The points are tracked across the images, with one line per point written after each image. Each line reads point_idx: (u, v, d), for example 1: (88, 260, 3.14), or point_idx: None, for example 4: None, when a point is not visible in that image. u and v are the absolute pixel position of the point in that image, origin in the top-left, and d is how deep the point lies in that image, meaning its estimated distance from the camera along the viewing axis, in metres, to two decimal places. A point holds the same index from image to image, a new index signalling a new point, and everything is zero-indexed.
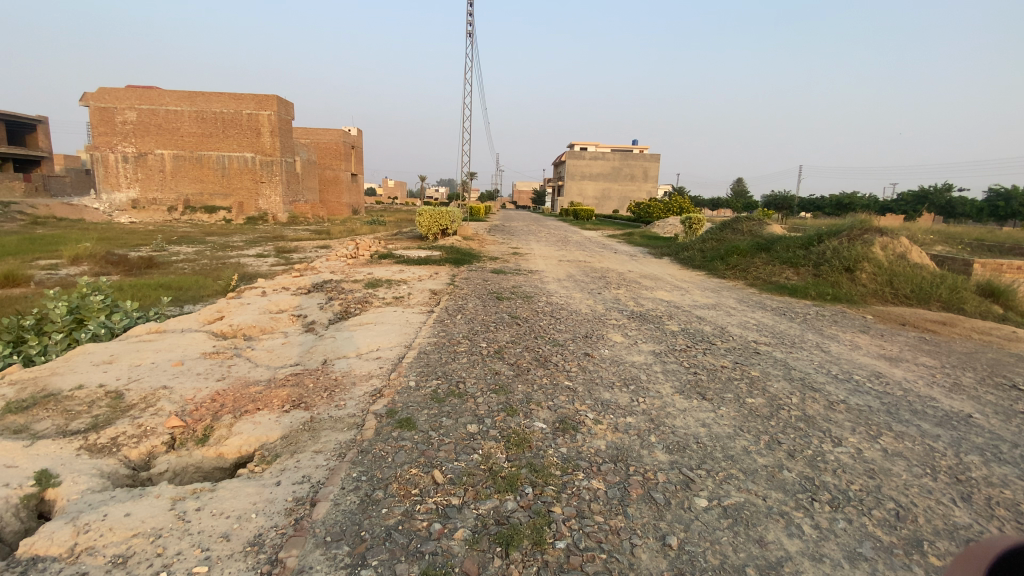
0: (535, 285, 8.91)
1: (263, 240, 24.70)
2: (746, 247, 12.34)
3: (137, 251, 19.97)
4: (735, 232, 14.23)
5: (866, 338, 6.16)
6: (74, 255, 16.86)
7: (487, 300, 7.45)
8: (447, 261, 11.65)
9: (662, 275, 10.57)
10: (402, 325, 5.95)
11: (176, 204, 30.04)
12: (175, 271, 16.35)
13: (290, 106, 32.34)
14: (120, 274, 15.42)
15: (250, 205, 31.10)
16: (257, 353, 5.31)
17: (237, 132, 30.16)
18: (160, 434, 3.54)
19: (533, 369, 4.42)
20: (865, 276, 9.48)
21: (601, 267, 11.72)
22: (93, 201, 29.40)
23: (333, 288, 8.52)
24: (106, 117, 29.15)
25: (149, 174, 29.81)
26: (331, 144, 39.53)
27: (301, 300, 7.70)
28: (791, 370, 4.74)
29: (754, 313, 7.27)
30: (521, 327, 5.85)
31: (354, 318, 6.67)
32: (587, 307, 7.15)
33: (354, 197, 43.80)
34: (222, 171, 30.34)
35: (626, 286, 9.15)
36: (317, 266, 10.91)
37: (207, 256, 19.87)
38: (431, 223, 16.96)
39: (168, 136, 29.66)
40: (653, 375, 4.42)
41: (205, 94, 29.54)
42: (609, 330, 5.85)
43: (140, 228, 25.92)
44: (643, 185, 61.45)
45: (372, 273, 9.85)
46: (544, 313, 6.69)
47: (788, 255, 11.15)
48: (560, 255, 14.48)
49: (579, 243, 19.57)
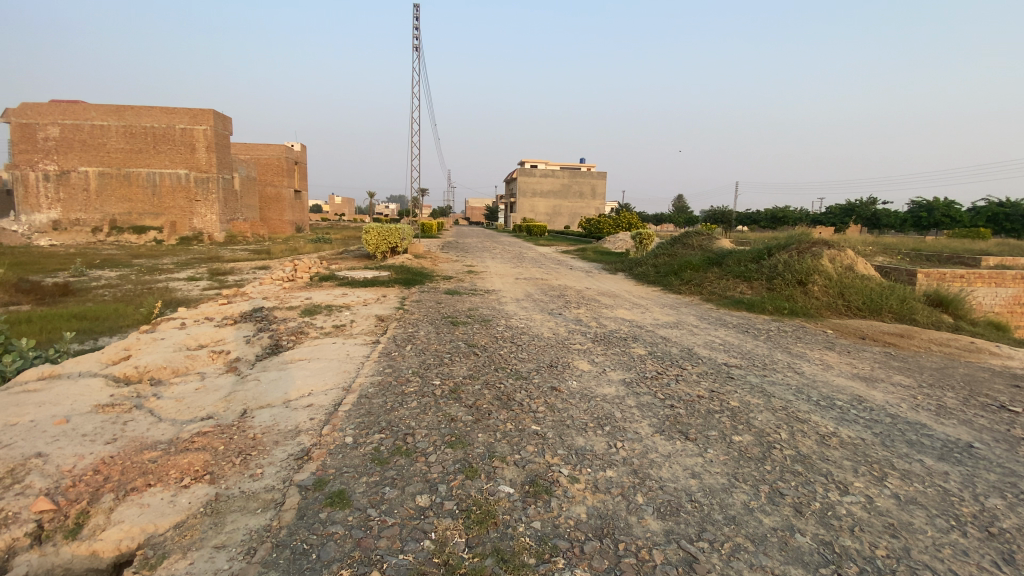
0: (492, 306, 8.35)
1: (197, 261, 22.88)
2: (698, 261, 12.31)
3: (51, 276, 17.93)
4: (686, 247, 14.27)
5: (835, 355, 5.99)
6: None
7: (441, 326, 6.81)
8: (396, 282, 10.89)
9: (620, 292, 10.28)
10: (340, 362, 5.24)
11: (101, 224, 27.47)
12: (93, 299, 14.67)
13: (227, 121, 30.58)
14: (27, 304, 13.63)
15: (184, 223, 28.79)
16: (162, 404, 4.40)
17: (169, 148, 28.09)
18: (24, 523, 2.50)
19: (495, 411, 3.83)
20: (818, 288, 9.53)
21: (559, 285, 11.33)
22: (9, 223, 26.64)
23: (265, 316, 7.60)
24: (26, 133, 26.56)
25: (71, 193, 27.16)
26: (272, 160, 37.72)
27: (225, 334, 6.77)
28: (771, 397, 4.39)
29: (721, 331, 7.01)
30: (479, 358, 5.24)
31: (285, 353, 5.86)
32: (549, 330, 6.65)
33: (298, 215, 41.93)
34: (153, 189, 28.13)
35: (586, 304, 8.75)
36: (249, 290, 9.86)
37: (132, 281, 18.06)
38: (379, 241, 16.09)
39: (94, 152, 27.26)
40: (628, 410, 3.92)
41: (135, 107, 27.49)
42: (575, 356, 5.35)
43: (58, 251, 23.51)
44: (593, 201, 62.63)
45: (311, 298, 8.97)
46: (504, 338, 6.11)
47: (741, 268, 11.12)
48: (515, 272, 14.01)
49: (533, 258, 19.19)
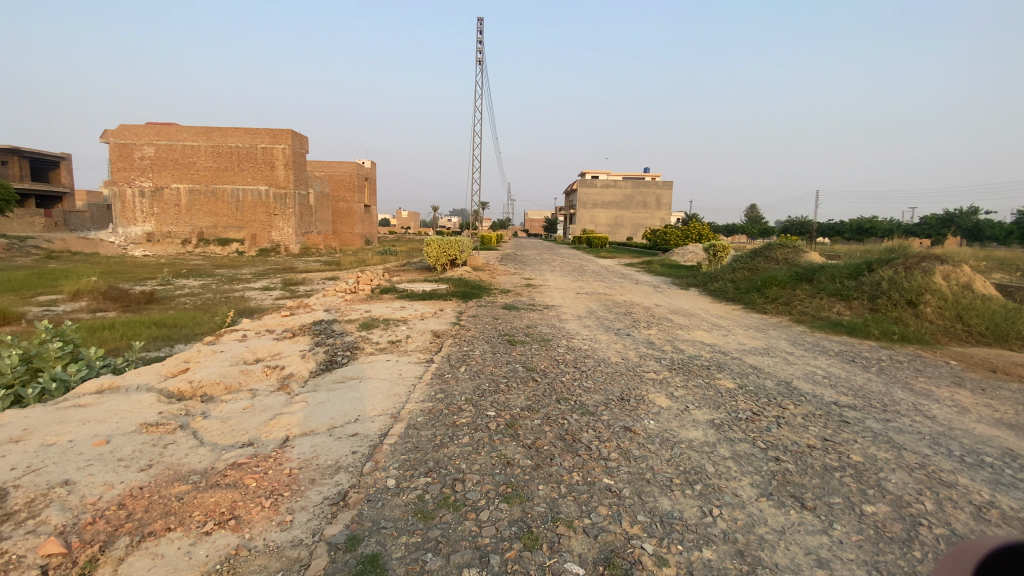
0: (552, 324, 7.79)
1: (271, 272, 24.04)
2: (783, 277, 11.14)
3: (143, 285, 19.40)
4: (768, 261, 13.03)
5: (973, 395, 4.92)
6: (76, 290, 16.23)
7: (498, 345, 6.34)
8: (455, 296, 10.61)
9: (694, 311, 9.42)
10: (392, 383, 4.84)
11: (190, 237, 29.68)
12: (175, 307, 15.58)
13: (303, 140, 32.28)
14: (117, 310, 14.66)
15: (263, 237, 30.51)
16: (207, 425, 4.22)
17: (251, 166, 29.99)
18: (26, 569, 2.26)
19: (558, 455, 3.27)
20: (932, 310, 8.20)
21: (624, 301, 10.61)
22: (111, 235, 29.39)
23: (322, 329, 7.46)
24: (127, 154, 29.28)
25: (165, 208, 29.61)
26: (344, 176, 39.44)
27: (282, 347, 6.67)
28: (906, 453, 3.51)
29: (820, 360, 6.04)
30: (539, 385, 4.70)
31: (337, 371, 5.59)
32: (617, 353, 6.00)
33: (367, 228, 43.57)
34: (235, 204, 30.11)
35: (657, 324, 7.99)
36: (312, 302, 9.91)
37: (212, 290, 19.15)
38: (439, 254, 16.02)
39: (184, 170, 29.61)
40: (721, 465, 3.23)
41: (222, 129, 29.65)
42: (649, 389, 4.68)
43: (151, 261, 25.56)
44: (656, 213, 60.50)
45: (369, 311, 8.85)
46: (567, 362, 5.54)
47: (836, 286, 9.89)
48: (578, 287, 13.38)
49: (596, 272, 18.43)
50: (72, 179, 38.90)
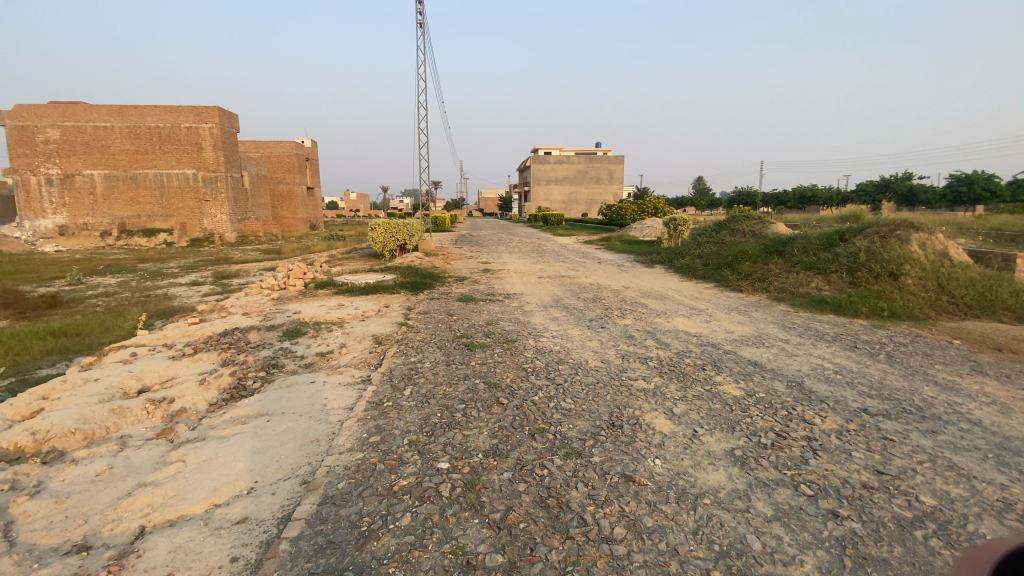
0: (514, 318, 6.73)
1: (203, 264, 21.74)
2: (753, 251, 10.52)
3: (48, 285, 16.90)
4: (734, 234, 12.46)
5: (1002, 384, 4.27)
6: None
7: (452, 352, 5.22)
8: (403, 287, 9.36)
9: (668, 293, 8.65)
10: (308, 424, 3.66)
11: (109, 228, 26.48)
12: (83, 310, 13.46)
13: (232, 118, 29.25)
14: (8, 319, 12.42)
15: (194, 225, 27.69)
16: (32, 508, 2.87)
17: (175, 148, 26.92)
18: None
19: (542, 543, 2.24)
20: (914, 282, 7.71)
21: (591, 284, 9.70)
22: (14, 230, 25.82)
23: (235, 341, 6.08)
24: (26, 137, 25.62)
25: (77, 197, 26.24)
26: (282, 157, 36.44)
27: (178, 370, 5.28)
28: (980, 484, 2.70)
29: (822, 349, 5.28)
30: (503, 412, 3.63)
31: (242, 405, 4.32)
32: (593, 355, 5.00)
33: (311, 212, 40.93)
34: (160, 190, 27.03)
35: (632, 311, 7.08)
36: (230, 304, 8.37)
37: (131, 287, 16.90)
38: (385, 239, 14.56)
39: (97, 154, 26.21)
40: (768, 536, 2.28)
41: (138, 107, 26.37)
42: (642, 407, 3.71)
43: (63, 257, 22.59)
44: (609, 188, 60.33)
45: (299, 312, 7.50)
46: (535, 372, 4.48)
47: (811, 259, 9.30)
48: (539, 270, 12.36)
49: (554, 252, 17.46)
50: None
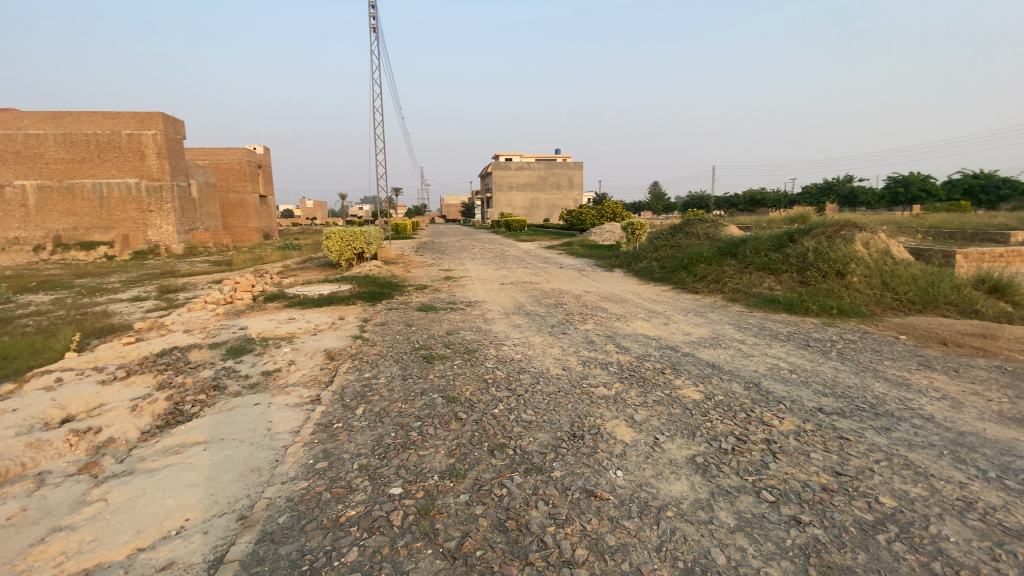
0: (475, 327, 6.57)
1: (148, 277, 20.52)
2: (708, 252, 10.74)
3: None
4: (689, 237, 12.73)
5: (947, 378, 4.44)
6: None
7: (409, 365, 5.01)
8: (359, 297, 9.05)
9: (628, 296, 8.70)
10: (248, 451, 3.39)
11: (44, 242, 24.74)
12: (8, 331, 12.39)
13: (177, 124, 27.87)
14: None
15: (138, 237, 26.05)
16: None
17: (116, 156, 25.39)
18: None
19: (500, 573, 2.09)
20: (859, 280, 8.02)
21: (553, 289, 9.65)
22: None
23: (173, 361, 5.65)
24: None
25: (7, 209, 24.48)
26: (234, 164, 35.10)
27: (108, 397, 4.84)
28: (937, 482, 2.74)
29: (777, 348, 5.38)
30: (462, 428, 3.47)
31: (177, 432, 3.99)
32: (555, 362, 4.90)
33: (265, 222, 39.49)
34: (99, 201, 25.40)
35: (593, 316, 7.05)
36: (170, 321, 7.83)
37: (65, 304, 15.72)
38: (341, 247, 14.09)
39: (30, 163, 24.57)
40: (733, 549, 2.22)
41: (75, 114, 24.86)
42: (604, 416, 3.62)
43: None
44: (570, 193, 61.11)
45: (247, 328, 7.10)
46: (495, 383, 4.34)
47: (763, 260, 9.56)
48: (501, 276, 12.24)
49: (517, 257, 17.39)
50: None
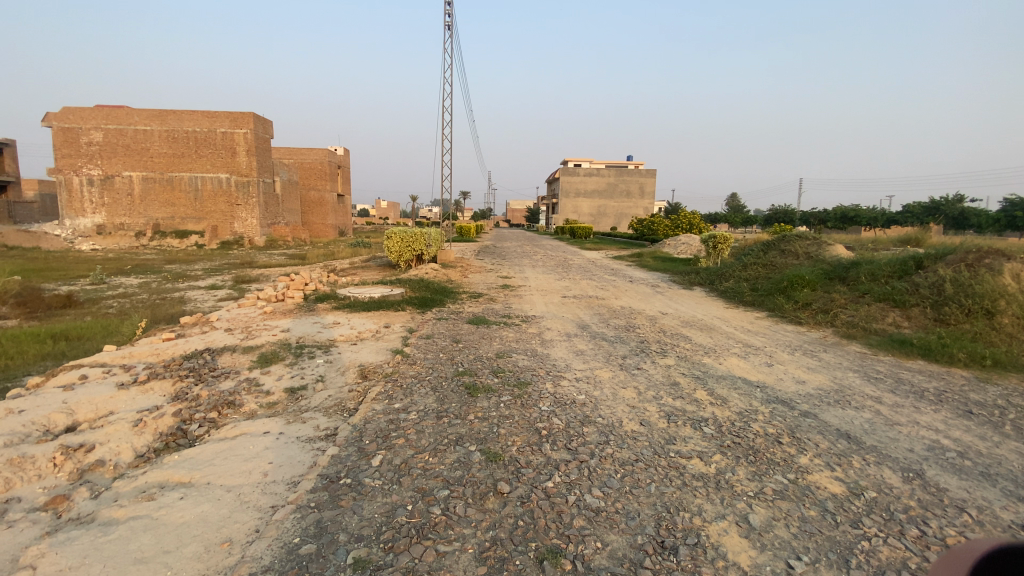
0: (530, 350, 5.63)
1: (227, 267, 21.37)
2: (811, 275, 9.12)
3: (71, 284, 16.66)
4: (785, 255, 11.06)
5: None
6: None
7: (448, 397, 4.12)
8: (410, 304, 8.39)
9: (713, 323, 7.42)
10: (228, 510, 2.65)
11: (144, 229, 26.57)
12: (95, 311, 12.97)
13: (267, 125, 29.30)
14: (20, 318, 12.02)
15: (225, 228, 27.58)
16: None
17: (210, 152, 26.91)
18: None
19: None
20: (1012, 323, 6.16)
21: (623, 308, 8.53)
22: (56, 227, 26.07)
23: (199, 365, 5.16)
24: (73, 140, 25.99)
25: (116, 198, 26.48)
26: (315, 164, 36.50)
27: (120, 404, 4.36)
28: None
29: (932, 415, 3.97)
30: (502, 510, 2.53)
31: (164, 465, 3.32)
32: (630, 411, 3.84)
33: (340, 219, 40.94)
34: (194, 194, 27.05)
35: (674, 347, 5.88)
36: (216, 317, 7.49)
37: (149, 288, 16.49)
38: (401, 248, 13.65)
39: (137, 157, 26.44)
40: None
41: (177, 112, 26.49)
42: (703, 513, 2.54)
43: (94, 255, 22.59)
44: (640, 202, 58.83)
45: (287, 332, 6.59)
46: (551, 436, 3.36)
47: (884, 288, 7.86)
48: (564, 287, 11.24)
49: (581, 268, 16.28)
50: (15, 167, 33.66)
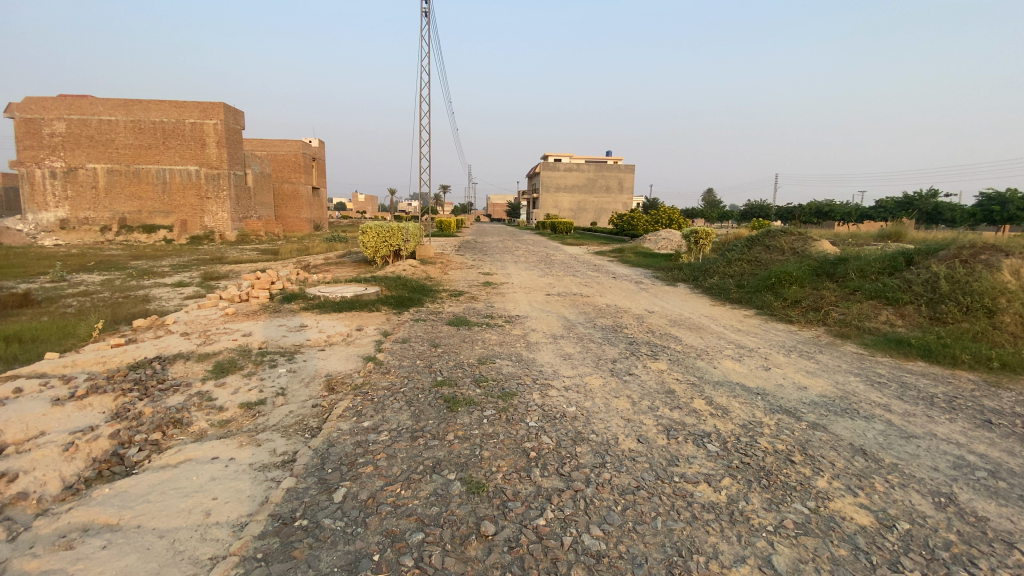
0: (514, 355, 5.24)
1: (197, 262, 20.42)
2: (799, 271, 8.93)
3: (28, 281, 15.63)
4: (770, 250, 10.89)
5: None
6: None
7: (424, 412, 3.71)
8: (386, 304, 7.91)
9: (704, 322, 7.13)
10: (157, 564, 2.20)
11: (111, 223, 25.32)
12: (52, 311, 12.08)
13: (239, 115, 28.12)
14: None
15: (196, 223, 26.46)
16: None
17: (179, 144, 25.71)
18: None
19: None
20: (1015, 321, 6.02)
21: (609, 307, 8.19)
22: (16, 222, 24.65)
23: (145, 376, 4.62)
24: (32, 130, 24.50)
25: (80, 191, 25.06)
26: (289, 156, 35.33)
27: (54, 424, 3.66)
28: None
29: (945, 425, 3.72)
30: (487, 560, 2.15)
31: (89, 500, 2.79)
32: (625, 426, 3.48)
33: (316, 213, 39.87)
34: (162, 186, 25.84)
35: (666, 349, 5.56)
36: (173, 319, 6.88)
37: (111, 286, 15.55)
38: (377, 243, 13.09)
39: (102, 148, 25.07)
40: None
41: (143, 101, 25.16)
42: (719, 556, 2.20)
43: (55, 251, 21.35)
44: (620, 197, 58.84)
45: (249, 337, 6.06)
46: (540, 459, 2.98)
47: (875, 285, 7.69)
48: (548, 284, 10.87)
49: (563, 263, 15.97)
50: None
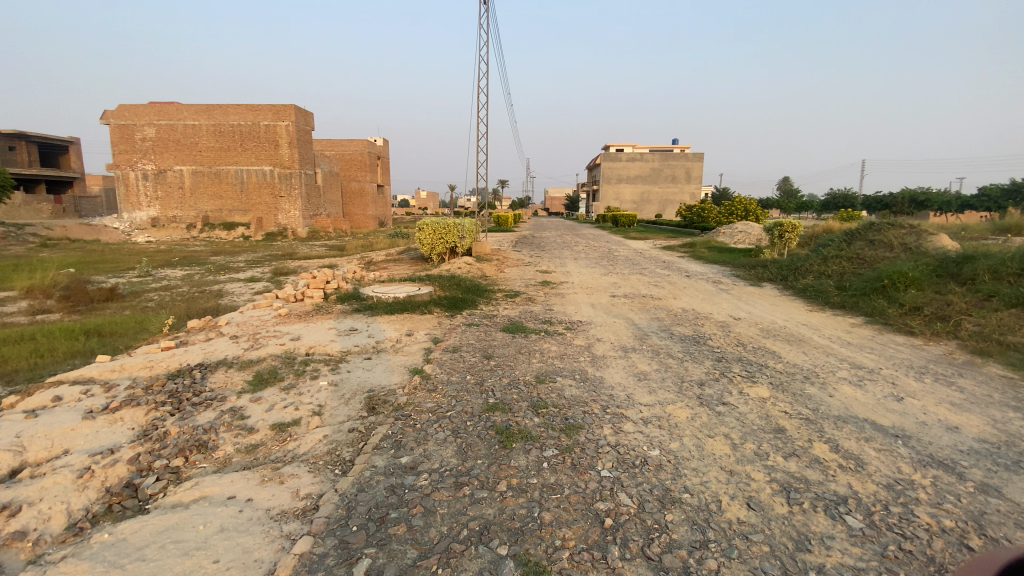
0: (578, 371, 4.54)
1: (268, 258, 21.23)
2: (916, 271, 7.54)
3: (119, 276, 16.75)
4: (874, 246, 9.43)
5: None
6: (28, 287, 13.33)
7: (473, 447, 3.10)
8: (439, 305, 7.44)
9: (802, 332, 6.08)
10: None
11: (194, 221, 27.01)
12: (134, 305, 12.69)
13: (308, 116, 29.01)
14: (63, 311, 11.83)
15: (270, 220, 27.65)
16: None
17: (254, 145, 26.88)
18: None
19: None
20: None
21: (686, 311, 7.26)
22: (114, 220, 26.82)
23: (182, 387, 4.35)
24: (127, 135, 26.46)
25: (169, 191, 26.91)
26: (356, 155, 36.25)
27: (78, 443, 3.43)
28: None
29: None
30: None
31: (83, 547, 2.42)
32: (728, 482, 2.68)
33: (381, 210, 40.79)
34: (240, 186, 27.18)
35: (764, 368, 4.64)
36: (226, 320, 6.74)
37: (189, 281, 16.32)
38: (434, 240, 12.75)
39: (187, 151, 26.69)
40: None
41: (223, 106, 26.48)
42: None
43: (146, 247, 22.96)
44: (686, 186, 55.95)
45: (295, 341, 5.74)
46: (620, 532, 2.27)
47: (1019, 288, 6.27)
48: (613, 284, 10.03)
49: (628, 260, 14.97)
50: (82, 164, 36.30)
